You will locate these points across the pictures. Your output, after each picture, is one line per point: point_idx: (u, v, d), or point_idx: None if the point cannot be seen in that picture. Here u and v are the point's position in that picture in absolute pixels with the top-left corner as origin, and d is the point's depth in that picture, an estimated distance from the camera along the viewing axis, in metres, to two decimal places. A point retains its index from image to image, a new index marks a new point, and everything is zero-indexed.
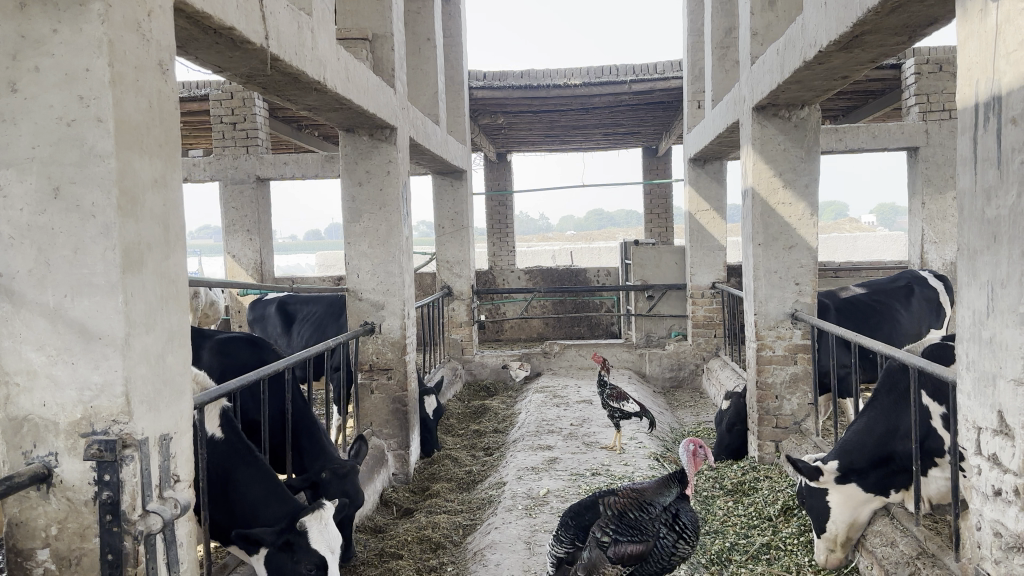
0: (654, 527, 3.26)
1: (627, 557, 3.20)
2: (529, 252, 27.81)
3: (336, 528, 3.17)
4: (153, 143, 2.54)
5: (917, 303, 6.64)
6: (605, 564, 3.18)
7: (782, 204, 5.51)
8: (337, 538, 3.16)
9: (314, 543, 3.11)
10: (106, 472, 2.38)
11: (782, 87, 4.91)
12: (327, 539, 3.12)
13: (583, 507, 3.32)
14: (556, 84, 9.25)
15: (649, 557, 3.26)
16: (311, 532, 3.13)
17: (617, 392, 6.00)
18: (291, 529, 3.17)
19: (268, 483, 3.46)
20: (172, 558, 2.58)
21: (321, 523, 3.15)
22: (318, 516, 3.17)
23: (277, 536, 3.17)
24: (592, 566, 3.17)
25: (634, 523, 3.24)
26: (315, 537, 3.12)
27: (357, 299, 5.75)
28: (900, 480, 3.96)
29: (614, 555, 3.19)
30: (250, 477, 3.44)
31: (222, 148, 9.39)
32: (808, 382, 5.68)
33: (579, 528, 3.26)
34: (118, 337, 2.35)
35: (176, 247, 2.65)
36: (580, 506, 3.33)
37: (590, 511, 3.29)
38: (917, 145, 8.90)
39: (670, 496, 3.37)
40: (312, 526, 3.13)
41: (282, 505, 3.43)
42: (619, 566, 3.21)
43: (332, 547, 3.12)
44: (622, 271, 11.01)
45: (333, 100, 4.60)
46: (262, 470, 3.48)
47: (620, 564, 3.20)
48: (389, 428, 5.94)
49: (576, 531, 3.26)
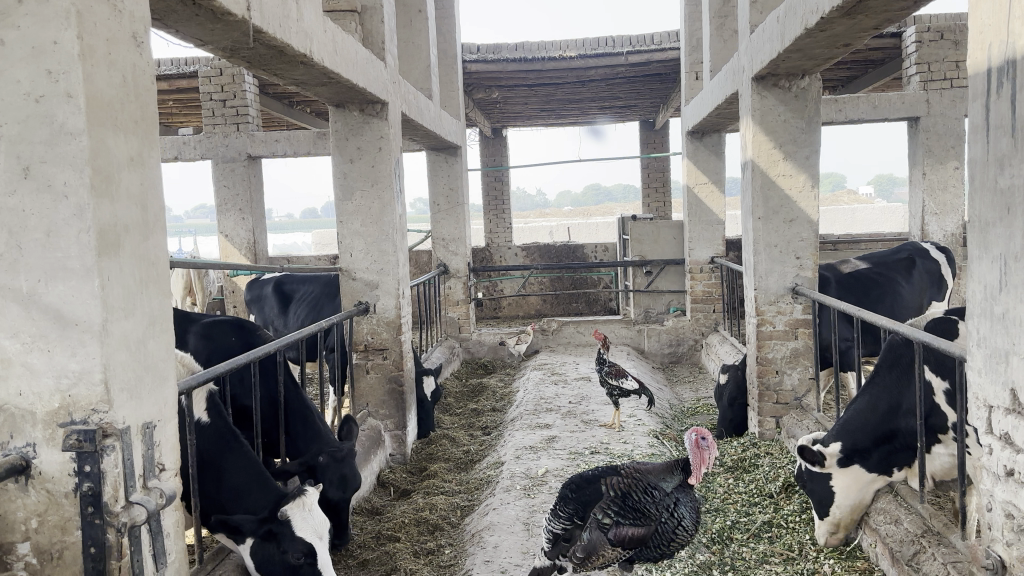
0: (658, 511, 3.19)
1: (628, 540, 3.14)
2: (526, 228, 27.65)
3: (320, 514, 3.10)
4: (129, 120, 2.43)
5: (918, 275, 6.55)
6: (605, 547, 3.12)
7: (782, 176, 5.40)
8: (324, 523, 3.09)
9: (299, 531, 3.04)
10: (86, 463, 2.30)
11: (783, 56, 4.78)
12: (313, 526, 3.05)
13: (585, 482, 3.26)
14: (551, 56, 9.09)
15: (649, 541, 3.20)
16: (295, 521, 3.05)
17: (616, 369, 5.91)
18: (272, 519, 3.08)
19: (255, 472, 3.35)
20: (159, 549, 2.50)
21: (304, 510, 3.08)
22: (301, 504, 3.09)
23: (258, 526, 3.08)
24: (591, 549, 3.13)
25: (638, 505, 3.17)
26: (299, 525, 3.05)
27: (351, 279, 5.65)
28: (903, 457, 3.90)
29: (615, 537, 3.13)
30: (237, 464, 3.35)
31: (212, 125, 9.28)
32: (810, 357, 5.60)
33: (580, 505, 3.20)
34: (94, 324, 2.26)
35: (156, 228, 2.54)
36: (582, 480, 3.28)
37: (592, 488, 3.23)
38: (919, 114, 8.77)
39: (672, 483, 3.30)
40: (295, 514, 3.06)
41: (265, 494, 3.30)
42: (619, 548, 3.16)
43: (319, 533, 3.05)
44: (620, 246, 10.91)
45: (321, 74, 4.47)
46: (249, 457, 3.38)
47: (620, 546, 3.14)
48: (386, 409, 5.87)
49: (575, 507, 3.20)
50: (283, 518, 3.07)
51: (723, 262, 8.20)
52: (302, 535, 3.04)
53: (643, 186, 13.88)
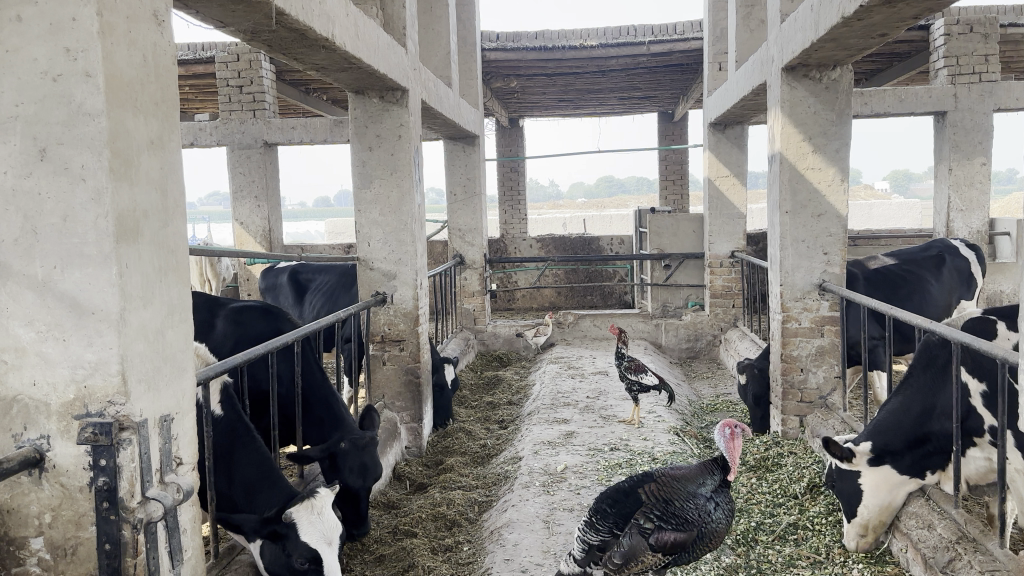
0: (700, 517, 3.09)
1: (669, 545, 3.04)
2: (541, 219, 27.52)
3: (330, 519, 3.00)
4: (149, 101, 2.33)
5: (947, 272, 6.40)
6: (646, 552, 3.02)
7: (811, 170, 5.26)
8: (332, 528, 2.98)
9: (305, 535, 2.93)
10: (102, 457, 2.22)
11: (816, 45, 4.65)
12: (320, 531, 2.95)
13: (621, 494, 3.16)
14: (571, 46, 8.96)
15: (688, 547, 3.11)
16: (302, 525, 2.95)
17: (635, 364, 5.80)
18: (276, 520, 2.98)
19: (265, 468, 3.25)
20: (174, 546, 2.42)
21: (313, 513, 2.97)
22: (310, 507, 2.99)
23: (262, 525, 2.99)
24: (631, 555, 3.00)
25: (679, 511, 3.08)
26: (305, 529, 2.94)
27: (369, 268, 5.56)
28: (937, 461, 3.77)
29: (656, 543, 3.03)
30: (247, 458, 3.25)
31: (228, 111, 9.21)
32: (836, 355, 5.47)
33: (619, 517, 3.10)
34: (112, 313, 2.18)
35: (176, 215, 2.45)
36: (617, 493, 3.18)
37: (631, 498, 3.13)
38: (946, 109, 8.58)
39: (711, 486, 3.20)
40: (301, 517, 2.96)
41: (277, 492, 3.20)
42: (659, 554, 3.05)
43: (327, 539, 2.94)
44: (637, 238, 10.78)
45: (342, 58, 4.37)
46: (260, 452, 3.29)
47: (660, 552, 3.04)
48: (402, 401, 5.78)
49: (615, 519, 3.10)
50: (288, 520, 2.96)
51: (745, 257, 8.06)
52: (309, 539, 2.93)
53: (661, 178, 13.73)
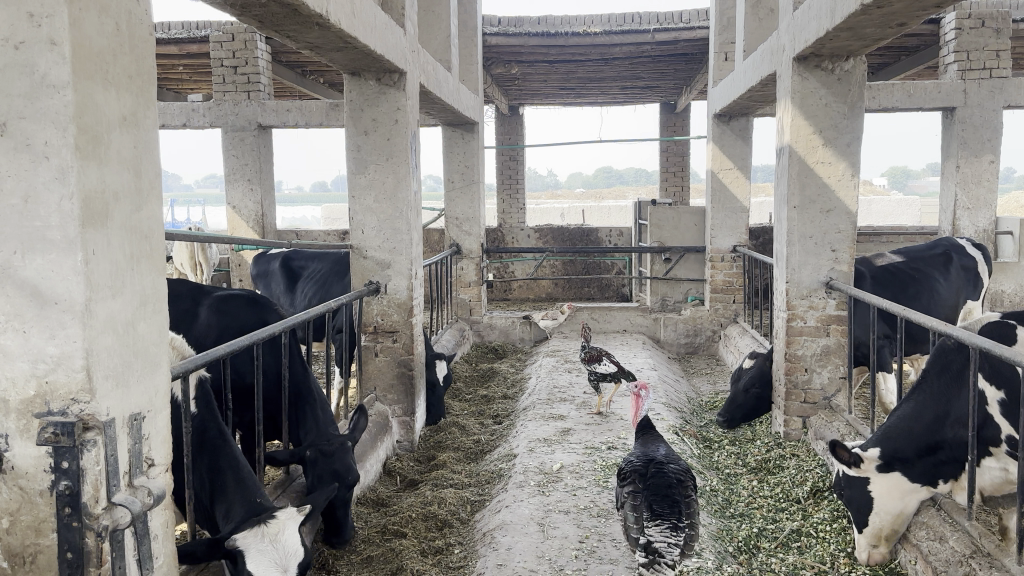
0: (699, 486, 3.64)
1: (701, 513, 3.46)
2: (539, 209, 27.28)
3: (285, 546, 2.77)
4: (122, 75, 2.15)
5: (955, 271, 6.23)
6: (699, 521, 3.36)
7: (821, 164, 5.10)
8: (287, 555, 2.76)
9: (252, 563, 2.71)
10: (64, 459, 2.06)
11: (830, 34, 4.48)
12: (271, 558, 2.73)
13: (667, 487, 3.37)
14: (575, 32, 8.76)
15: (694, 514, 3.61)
16: (250, 551, 2.74)
17: (587, 355, 5.78)
18: (226, 544, 2.76)
19: (236, 476, 3.07)
20: (144, 553, 2.26)
21: (263, 541, 2.76)
22: (259, 534, 2.78)
23: (213, 549, 2.73)
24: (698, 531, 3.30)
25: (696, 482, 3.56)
26: (254, 556, 2.73)
27: (362, 257, 5.38)
28: (948, 469, 3.62)
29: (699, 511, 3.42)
30: (219, 464, 3.10)
31: (222, 92, 8.99)
32: (841, 355, 5.32)
33: (685, 504, 3.30)
34: (76, 303, 2.00)
35: (150, 197, 2.27)
36: (662, 489, 3.35)
37: (676, 483, 3.42)
38: (955, 105, 8.41)
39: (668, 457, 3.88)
40: (250, 544, 2.75)
41: (244, 502, 2.99)
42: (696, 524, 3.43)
43: (280, 567, 2.72)
44: (636, 230, 10.61)
45: (336, 37, 4.18)
46: (234, 461, 3.13)
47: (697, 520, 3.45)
48: (394, 394, 5.60)
49: (683, 504, 3.29)
50: (235, 546, 2.75)
51: (747, 252, 7.90)
52: (258, 568, 2.71)
53: (662, 170, 13.55)
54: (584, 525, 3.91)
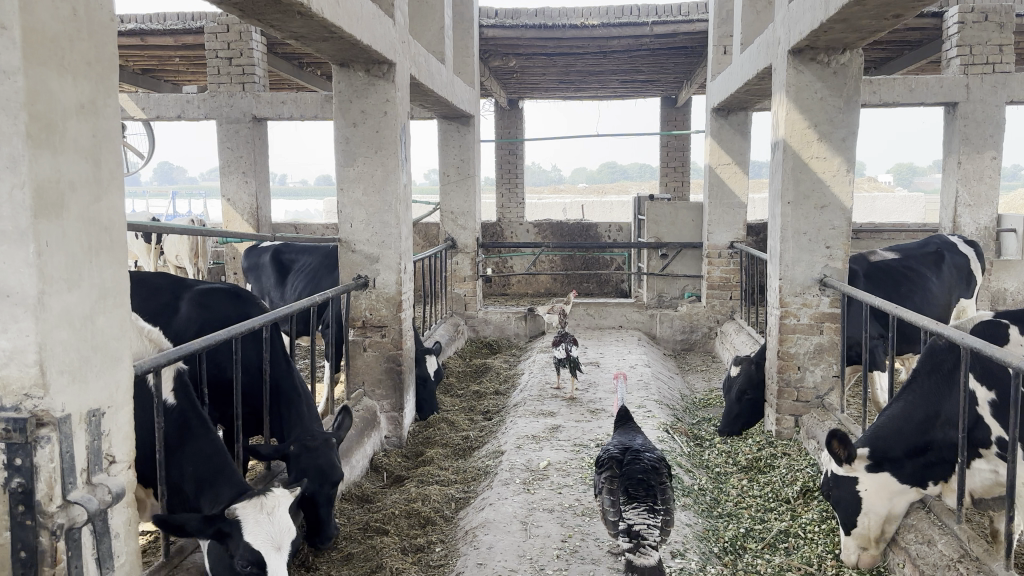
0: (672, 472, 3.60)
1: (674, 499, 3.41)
2: (540, 204, 27.18)
3: (282, 521, 2.71)
4: (79, 62, 2.09)
5: (948, 269, 6.14)
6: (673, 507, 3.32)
7: (815, 158, 5.02)
8: (283, 532, 2.69)
9: (249, 536, 2.64)
10: (17, 456, 2.00)
11: (825, 26, 4.40)
12: (269, 532, 2.66)
13: (642, 473, 3.33)
14: (572, 25, 8.68)
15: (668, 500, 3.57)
16: (247, 523, 2.67)
17: (554, 341, 6.30)
18: (221, 518, 2.69)
19: (219, 461, 3.01)
20: (104, 551, 2.20)
21: (261, 513, 2.69)
22: (259, 507, 2.71)
23: (205, 525, 2.67)
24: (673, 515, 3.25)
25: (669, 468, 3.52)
26: (252, 529, 2.66)
27: (350, 251, 5.32)
28: (938, 471, 3.54)
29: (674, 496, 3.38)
30: (199, 451, 3.03)
31: (216, 84, 8.92)
32: (834, 353, 5.25)
33: (659, 489, 3.26)
34: (29, 297, 1.95)
35: (111, 188, 2.22)
36: (638, 475, 3.31)
37: (650, 469, 3.38)
38: (957, 100, 8.31)
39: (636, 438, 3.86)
40: (248, 516, 2.68)
41: (230, 486, 2.93)
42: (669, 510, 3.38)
43: (275, 544, 2.64)
44: (634, 226, 10.54)
45: (321, 26, 4.11)
46: (215, 446, 3.07)
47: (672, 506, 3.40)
48: (382, 389, 5.54)
49: (657, 489, 3.24)
50: (233, 518, 2.69)
51: (744, 248, 7.82)
52: (255, 541, 2.64)
53: (662, 165, 13.47)
54: (568, 524, 3.85)
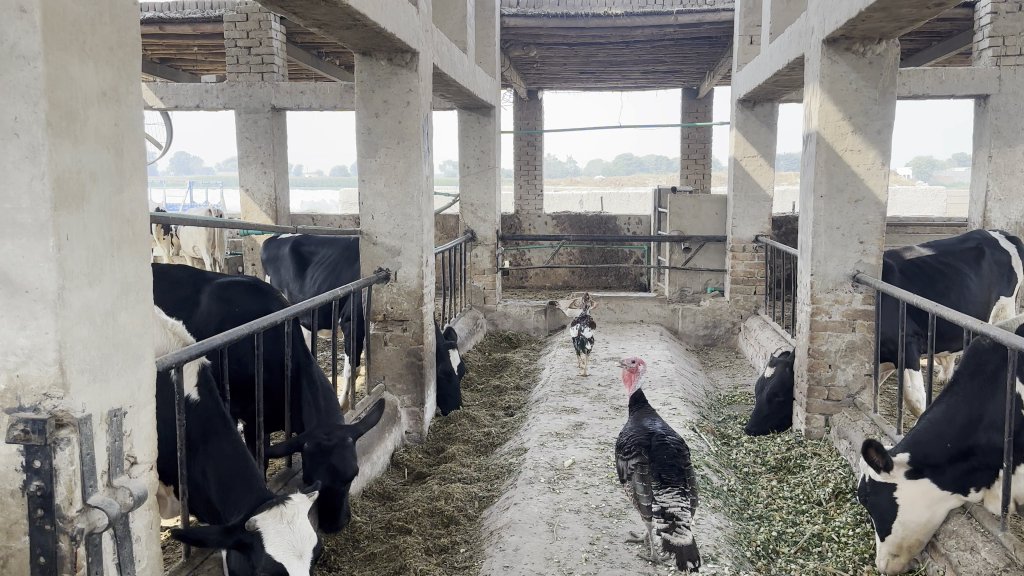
0: None
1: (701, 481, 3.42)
2: (556, 196, 27.01)
3: (304, 528, 2.58)
4: (101, 47, 2.00)
5: (986, 266, 5.96)
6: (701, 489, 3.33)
7: (850, 152, 4.88)
8: (306, 539, 2.56)
9: (271, 548, 2.52)
10: (36, 458, 1.92)
11: (864, 15, 4.24)
12: (289, 541, 2.53)
13: (673, 456, 3.32)
14: (595, 14, 8.53)
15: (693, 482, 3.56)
16: (267, 534, 2.55)
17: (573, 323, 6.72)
18: (241, 528, 2.58)
19: (241, 464, 2.90)
20: (125, 556, 2.13)
21: (281, 522, 2.57)
22: (279, 515, 2.59)
23: (226, 535, 2.58)
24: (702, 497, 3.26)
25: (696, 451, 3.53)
26: (272, 539, 2.54)
27: (372, 243, 5.23)
28: (982, 477, 3.41)
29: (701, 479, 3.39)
30: (221, 453, 2.92)
31: (235, 73, 8.84)
32: (867, 351, 5.11)
33: (687, 471, 3.26)
34: (49, 293, 1.86)
35: (133, 179, 2.13)
36: (670, 458, 3.31)
37: (678, 452, 3.37)
38: (988, 92, 8.10)
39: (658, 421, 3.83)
40: (268, 527, 2.56)
41: (249, 492, 2.81)
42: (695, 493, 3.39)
43: (297, 551, 2.52)
44: (655, 218, 10.39)
45: (345, 14, 4.01)
46: (236, 448, 2.96)
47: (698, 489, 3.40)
48: (403, 383, 5.45)
49: (686, 472, 3.25)
50: (253, 529, 2.56)
51: (770, 242, 7.67)
52: (276, 552, 2.52)
53: (682, 157, 13.32)
54: (595, 525, 3.75)
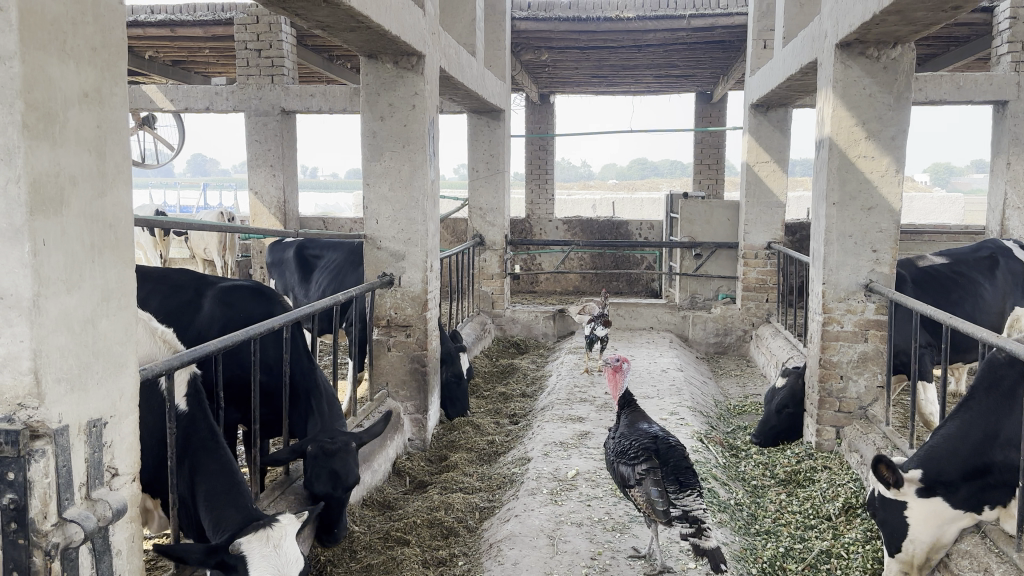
0: None
1: None
2: (570, 200, 26.96)
3: (291, 552, 2.52)
4: (83, 47, 1.94)
5: (1002, 276, 5.82)
6: None
7: (863, 158, 4.77)
8: (291, 563, 2.50)
9: (255, 570, 2.45)
10: (8, 471, 1.85)
11: (878, 18, 4.14)
12: (274, 565, 2.47)
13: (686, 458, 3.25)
14: (606, 17, 8.46)
15: None
16: (253, 557, 2.48)
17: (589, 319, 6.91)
18: (225, 550, 2.48)
19: (228, 481, 2.82)
20: (104, 567, 2.07)
21: (268, 545, 2.51)
22: (264, 538, 2.53)
23: (208, 556, 2.46)
24: None
25: None
26: (257, 563, 2.46)
27: (375, 248, 5.17)
28: (999, 495, 3.29)
29: None
30: (209, 470, 2.85)
31: (246, 76, 8.82)
32: (879, 362, 5.00)
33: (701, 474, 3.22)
34: (23, 300, 1.80)
35: (116, 182, 2.07)
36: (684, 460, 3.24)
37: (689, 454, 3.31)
38: (1008, 98, 7.91)
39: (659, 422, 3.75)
40: (253, 549, 2.49)
41: (237, 509, 2.73)
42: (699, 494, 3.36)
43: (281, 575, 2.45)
44: (667, 224, 10.28)
45: (347, 15, 3.95)
46: (226, 464, 2.89)
47: None
48: (406, 390, 5.37)
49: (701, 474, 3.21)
50: (237, 552, 2.49)
51: (782, 250, 7.57)
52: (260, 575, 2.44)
53: (696, 162, 13.20)
54: (597, 540, 3.67)
